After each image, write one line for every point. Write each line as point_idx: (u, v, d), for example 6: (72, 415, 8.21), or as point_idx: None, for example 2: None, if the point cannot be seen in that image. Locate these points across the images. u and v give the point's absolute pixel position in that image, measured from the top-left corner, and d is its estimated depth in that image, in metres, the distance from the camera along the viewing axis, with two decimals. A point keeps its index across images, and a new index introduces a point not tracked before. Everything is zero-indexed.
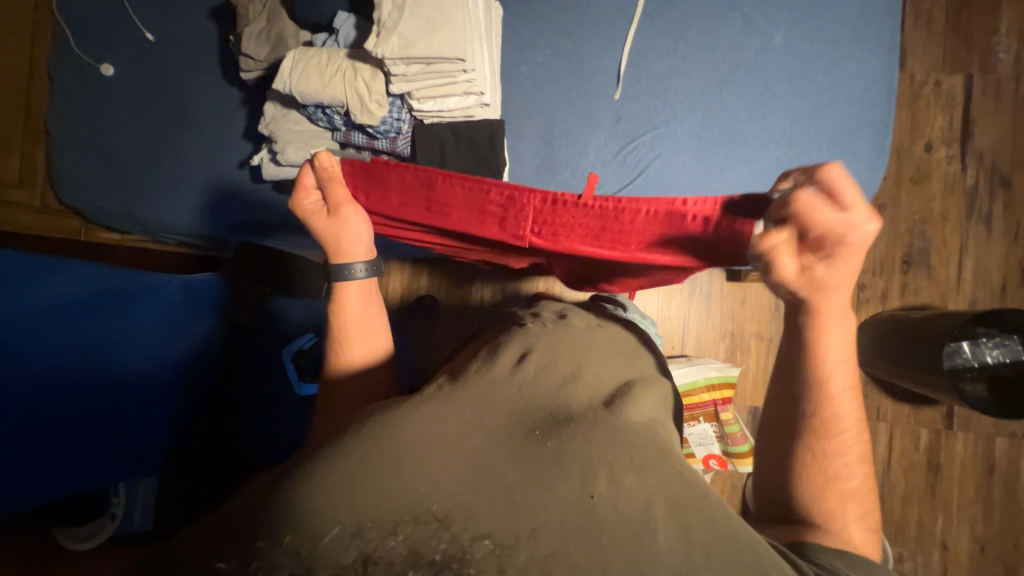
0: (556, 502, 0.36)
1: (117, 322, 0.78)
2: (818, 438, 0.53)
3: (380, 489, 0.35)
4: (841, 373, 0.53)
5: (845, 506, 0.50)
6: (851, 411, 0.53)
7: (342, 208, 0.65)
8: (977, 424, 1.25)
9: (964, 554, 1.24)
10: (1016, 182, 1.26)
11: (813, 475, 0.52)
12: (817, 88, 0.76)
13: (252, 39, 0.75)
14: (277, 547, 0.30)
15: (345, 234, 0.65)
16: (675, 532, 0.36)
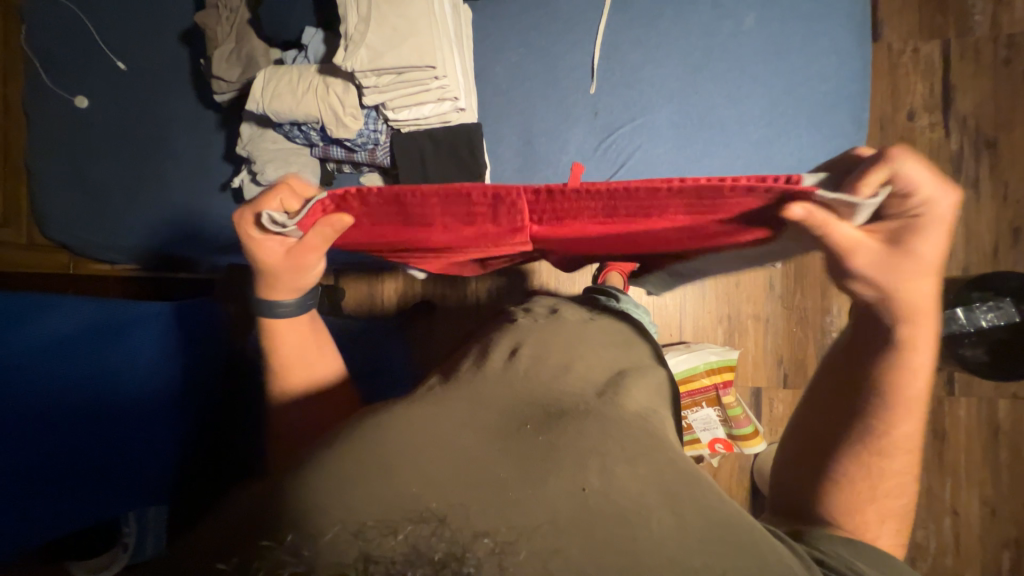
0: (550, 493, 0.36)
1: (112, 350, 0.78)
2: (877, 451, 0.50)
3: (378, 490, 0.35)
4: (918, 389, 0.50)
5: (880, 522, 0.49)
6: (912, 430, 0.51)
7: (305, 256, 0.57)
8: (979, 388, 1.25)
9: (975, 519, 1.24)
10: (1002, 144, 1.26)
11: (848, 485, 0.50)
12: (792, 67, 0.76)
13: (223, 61, 0.75)
14: (281, 548, 0.30)
15: (294, 279, 0.58)
16: (668, 520, 0.36)
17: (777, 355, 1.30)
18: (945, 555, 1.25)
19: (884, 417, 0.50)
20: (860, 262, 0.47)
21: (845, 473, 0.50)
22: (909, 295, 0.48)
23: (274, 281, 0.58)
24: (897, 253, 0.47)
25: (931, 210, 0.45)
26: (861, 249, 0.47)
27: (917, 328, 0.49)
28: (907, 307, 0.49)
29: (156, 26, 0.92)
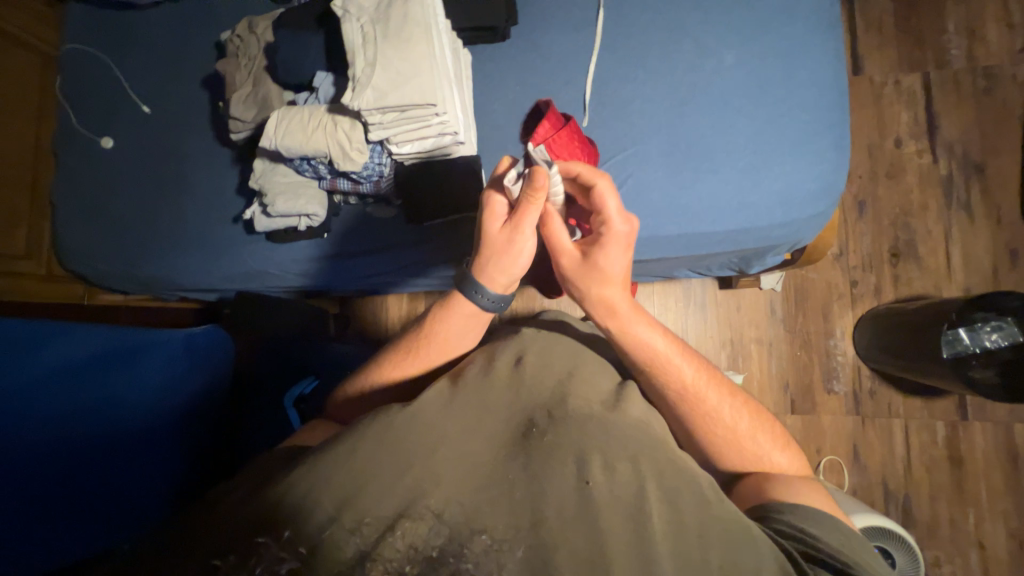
0: (553, 492, 0.39)
1: (120, 377, 0.81)
2: (684, 400, 0.60)
3: (380, 491, 0.38)
4: (661, 346, 0.60)
5: (760, 442, 0.59)
6: (689, 372, 0.60)
7: (519, 234, 0.60)
8: (992, 412, 1.22)
9: (1003, 552, 1.18)
10: (990, 169, 1.29)
11: (721, 431, 0.59)
12: (773, 99, 0.80)
13: (240, 103, 0.82)
14: (277, 542, 0.35)
15: (509, 260, 0.61)
16: (665, 514, 0.40)
17: (782, 380, 1.29)
18: None
19: (664, 382, 0.60)
20: (563, 265, 0.63)
21: (729, 444, 0.59)
22: (602, 297, 0.60)
23: (494, 266, 0.61)
24: (588, 262, 0.61)
25: (611, 231, 0.58)
26: (569, 256, 0.62)
27: (617, 321, 0.60)
28: (603, 305, 0.61)
29: (179, 74, 1.00)
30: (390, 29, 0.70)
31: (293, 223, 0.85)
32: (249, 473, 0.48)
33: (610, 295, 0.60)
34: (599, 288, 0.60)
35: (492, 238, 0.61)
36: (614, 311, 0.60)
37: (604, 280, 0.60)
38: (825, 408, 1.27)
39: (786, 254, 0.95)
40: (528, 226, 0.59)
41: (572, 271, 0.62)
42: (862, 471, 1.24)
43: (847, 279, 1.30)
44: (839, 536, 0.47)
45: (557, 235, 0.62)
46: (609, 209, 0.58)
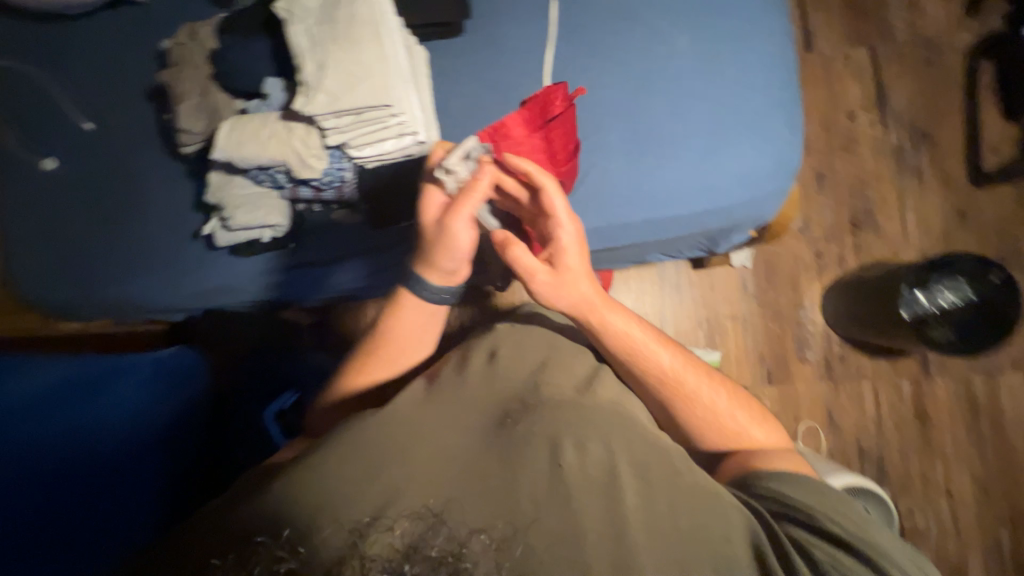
0: (526, 476, 0.41)
1: (95, 402, 0.78)
2: (665, 384, 0.61)
3: (361, 490, 0.39)
4: (637, 334, 0.62)
5: (740, 417, 0.60)
6: (665, 356, 0.62)
7: (453, 222, 0.60)
8: (952, 366, 1.29)
9: (970, 497, 1.26)
10: (936, 136, 1.35)
11: (701, 410, 0.60)
12: (727, 81, 0.81)
13: (188, 115, 0.78)
14: (276, 542, 0.35)
15: (441, 250, 0.61)
16: (637, 486, 0.42)
17: (758, 353, 1.33)
18: (947, 538, 1.25)
19: (643, 368, 0.61)
20: (537, 284, 0.63)
21: (711, 423, 0.60)
22: (578, 297, 0.62)
23: (428, 253, 0.62)
24: (557, 271, 0.62)
25: (563, 234, 0.61)
26: (540, 273, 0.62)
27: (595, 318, 0.62)
28: (577, 305, 0.62)
29: (121, 86, 0.95)
30: (338, 30, 0.69)
31: (256, 236, 0.82)
32: (236, 486, 0.48)
33: (585, 293, 0.62)
34: (573, 294, 0.62)
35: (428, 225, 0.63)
36: (592, 311, 0.62)
37: (576, 283, 0.62)
38: (800, 376, 1.32)
39: (751, 232, 0.98)
40: (461, 216, 0.60)
41: (547, 287, 0.62)
42: (838, 433, 1.30)
43: (812, 251, 1.35)
44: (812, 495, 0.50)
45: (521, 258, 0.62)
46: (561, 211, 0.61)
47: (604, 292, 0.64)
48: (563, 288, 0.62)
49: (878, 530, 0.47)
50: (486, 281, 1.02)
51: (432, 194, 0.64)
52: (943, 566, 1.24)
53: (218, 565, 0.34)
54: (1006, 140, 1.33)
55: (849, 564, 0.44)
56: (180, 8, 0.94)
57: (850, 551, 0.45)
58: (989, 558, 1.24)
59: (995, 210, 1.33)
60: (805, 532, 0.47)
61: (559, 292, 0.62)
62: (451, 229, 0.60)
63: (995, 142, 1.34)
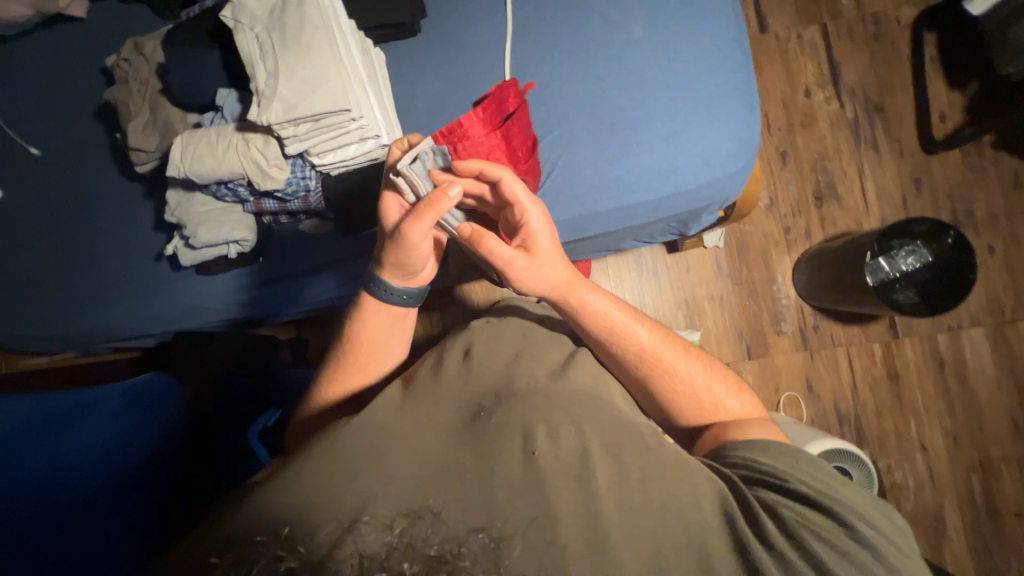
0: (502, 465, 0.42)
1: (71, 435, 0.76)
2: (644, 362, 0.62)
3: (345, 492, 0.40)
4: (613, 313, 0.63)
5: (717, 390, 0.62)
6: (642, 332, 0.63)
7: (413, 230, 0.58)
8: (918, 327, 1.35)
9: (943, 449, 1.32)
10: (888, 108, 1.40)
11: (679, 387, 0.62)
12: (683, 66, 0.83)
13: (139, 132, 0.76)
14: (274, 543, 0.35)
15: (395, 255, 0.60)
16: (609, 466, 0.44)
17: (736, 329, 1.36)
18: (925, 491, 1.31)
19: (623, 346, 0.62)
20: (516, 272, 0.63)
21: (689, 399, 0.62)
22: (554, 278, 0.63)
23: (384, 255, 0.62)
24: (532, 255, 0.63)
25: (530, 218, 0.62)
26: (518, 259, 0.62)
27: (574, 298, 0.63)
28: (555, 288, 0.64)
29: (66, 107, 0.91)
30: (287, 36, 0.67)
31: (221, 253, 0.80)
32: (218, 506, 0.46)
33: (561, 274, 0.63)
34: (551, 277, 0.63)
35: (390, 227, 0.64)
36: (570, 292, 0.63)
37: (552, 264, 0.63)
38: (777, 349, 1.36)
39: (718, 212, 1.00)
40: (420, 225, 0.58)
41: (526, 273, 0.62)
42: (817, 401, 1.34)
43: (780, 226, 1.38)
44: (785, 459, 0.52)
45: (495, 248, 0.62)
46: (524, 197, 0.62)
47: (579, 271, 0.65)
48: (540, 270, 0.63)
49: (848, 487, 0.49)
50: (464, 280, 1.02)
51: (393, 198, 0.64)
52: (923, 517, 1.30)
53: (217, 562, 0.34)
54: (954, 106, 1.39)
55: (821, 524, 0.46)
56: (123, 21, 0.90)
57: (822, 511, 0.47)
58: (964, 505, 1.30)
59: (948, 174, 1.39)
60: (775, 494, 0.48)
61: (535, 275, 0.63)
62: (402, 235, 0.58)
63: (944, 109, 1.39)
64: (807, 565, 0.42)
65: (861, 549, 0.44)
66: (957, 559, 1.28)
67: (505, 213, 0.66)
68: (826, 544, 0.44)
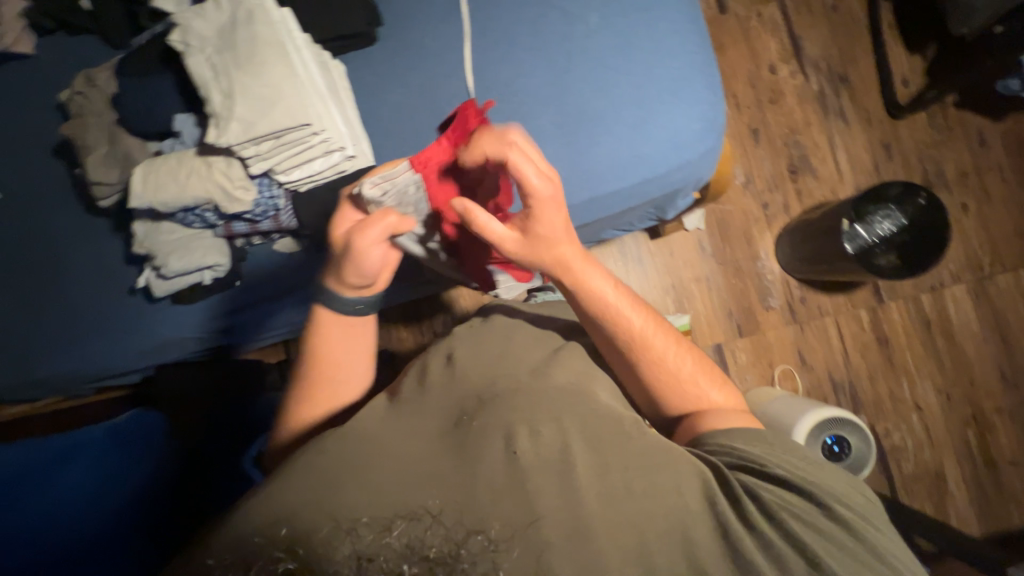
0: (482, 467, 0.42)
1: (64, 474, 0.75)
2: (637, 349, 0.61)
3: (329, 502, 0.39)
4: (615, 295, 0.62)
5: (700, 382, 0.61)
6: (640, 318, 0.62)
7: (360, 238, 0.58)
8: (902, 289, 1.37)
9: (937, 407, 1.34)
10: (852, 77, 1.42)
11: (662, 379, 0.61)
12: (643, 53, 0.83)
13: (99, 166, 0.75)
14: (272, 544, 0.35)
15: (345, 265, 0.59)
16: (591, 461, 0.45)
17: (725, 309, 1.37)
18: (924, 450, 1.32)
19: (620, 329, 0.61)
20: (509, 252, 0.63)
21: (670, 389, 0.61)
22: (558, 254, 0.61)
23: (336, 266, 0.60)
24: (529, 236, 0.61)
25: (538, 191, 0.57)
26: (508, 240, 0.62)
27: (572, 276, 0.62)
28: (557, 265, 0.62)
29: (23, 147, 0.89)
30: (239, 55, 0.66)
31: (195, 279, 0.79)
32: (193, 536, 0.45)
33: (563, 251, 0.61)
34: (551, 253, 0.61)
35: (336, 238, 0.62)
36: (571, 268, 0.62)
37: (552, 242, 0.61)
38: (768, 324, 1.37)
39: (695, 194, 1.00)
40: (367, 235, 0.58)
41: (519, 252, 0.62)
42: (811, 372, 1.35)
43: (758, 203, 1.40)
44: (762, 446, 0.52)
45: (489, 230, 0.62)
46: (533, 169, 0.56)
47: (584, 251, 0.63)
48: (541, 247, 0.61)
49: (822, 471, 0.50)
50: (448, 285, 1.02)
51: (348, 206, 0.65)
52: (924, 477, 1.31)
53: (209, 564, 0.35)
54: (915, 70, 1.42)
55: (799, 504, 0.46)
56: (73, 54, 0.89)
57: (800, 492, 0.47)
58: (963, 461, 1.32)
59: (916, 138, 1.41)
60: (755, 478, 0.49)
61: (539, 247, 0.61)
62: (354, 243, 0.58)
63: (905, 74, 1.42)
64: (786, 544, 0.43)
65: (839, 530, 0.45)
66: (960, 514, 1.30)
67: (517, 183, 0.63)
68: (805, 525, 0.44)
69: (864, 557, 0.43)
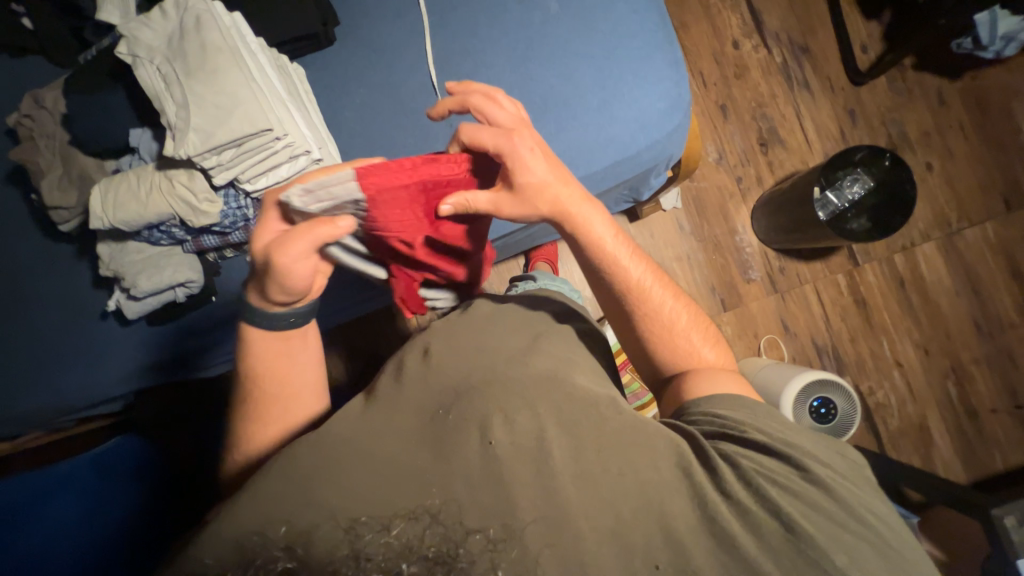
0: (461, 460, 0.44)
1: (40, 514, 0.77)
2: (636, 300, 0.62)
3: (315, 507, 0.40)
4: (614, 243, 0.62)
5: (694, 338, 0.63)
6: (638, 267, 0.63)
7: (288, 256, 0.53)
8: (875, 251, 1.40)
9: (916, 362, 1.38)
10: (813, 47, 1.44)
11: (655, 337, 0.63)
12: (604, 35, 0.83)
13: (55, 190, 0.73)
14: (268, 544, 0.36)
15: (271, 284, 0.55)
16: (566, 445, 0.46)
17: (708, 285, 1.39)
18: (907, 405, 1.37)
19: (620, 278, 0.62)
20: (506, 213, 0.60)
21: (660, 350, 0.63)
22: (556, 203, 0.60)
23: (262, 281, 0.56)
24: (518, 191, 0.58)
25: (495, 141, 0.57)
26: (502, 201, 0.60)
27: (572, 226, 0.62)
28: (559, 215, 0.61)
29: None
30: (191, 63, 0.65)
31: (169, 298, 0.77)
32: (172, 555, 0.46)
33: (558, 193, 0.59)
34: (548, 202, 0.60)
35: (257, 253, 0.56)
36: (567, 215, 0.61)
37: (544, 191, 0.59)
38: (750, 296, 1.39)
39: (667, 171, 1.01)
40: (294, 252, 0.53)
41: (516, 212, 0.60)
42: (795, 339, 1.38)
43: (732, 178, 1.41)
44: (745, 412, 0.53)
45: (473, 200, 0.59)
46: (489, 128, 0.58)
47: (578, 194, 0.62)
48: (533, 200, 0.59)
49: (802, 435, 0.51)
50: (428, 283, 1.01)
51: (273, 213, 0.57)
52: (909, 431, 1.36)
53: (209, 563, 0.37)
54: (872, 36, 1.45)
55: (775, 469, 0.47)
56: (20, 76, 0.85)
57: (779, 457, 0.49)
58: (945, 411, 1.37)
59: (878, 102, 1.44)
60: (733, 444, 0.50)
61: (533, 199, 0.59)
62: (281, 262, 0.53)
63: (864, 40, 1.44)
64: (764, 510, 0.44)
65: (819, 493, 0.46)
66: (946, 463, 1.35)
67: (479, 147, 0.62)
68: (782, 489, 0.46)
69: (839, 515, 0.45)
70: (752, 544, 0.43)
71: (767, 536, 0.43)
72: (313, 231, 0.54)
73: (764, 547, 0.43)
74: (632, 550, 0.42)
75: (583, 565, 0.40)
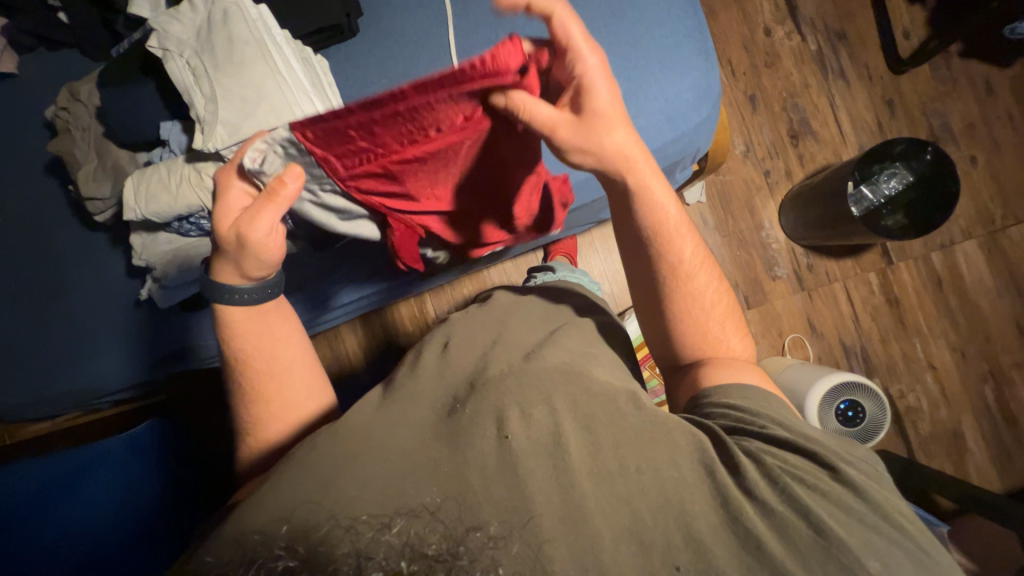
0: (475, 454, 0.44)
1: (79, 489, 0.83)
2: (676, 274, 0.61)
3: (331, 499, 0.41)
4: (671, 207, 0.61)
5: (724, 329, 0.62)
6: (689, 242, 0.61)
7: (251, 222, 0.57)
8: (911, 250, 1.34)
9: (951, 366, 1.32)
10: (850, 33, 1.37)
11: (689, 321, 0.61)
12: (630, 22, 0.81)
13: (90, 181, 0.75)
14: (274, 542, 0.39)
15: (246, 260, 0.59)
16: (583, 441, 0.46)
17: (732, 282, 1.36)
18: (940, 410, 1.31)
19: (664, 253, 0.61)
20: (563, 136, 0.56)
21: (685, 337, 0.62)
22: (613, 146, 0.58)
23: (231, 256, 0.59)
24: (582, 117, 0.57)
25: (587, 60, 0.55)
26: (561, 123, 0.56)
27: (636, 174, 0.59)
28: (620, 160, 0.59)
29: (17, 167, 0.89)
30: (219, 57, 0.65)
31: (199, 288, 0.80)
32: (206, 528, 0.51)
33: (619, 140, 0.58)
34: (609, 145, 0.58)
35: (224, 235, 0.59)
36: (630, 162, 0.59)
37: (608, 126, 0.57)
38: (775, 294, 1.35)
39: (694, 165, 0.98)
40: (258, 219, 0.57)
41: (572, 135, 0.57)
42: (822, 339, 1.34)
43: (759, 171, 1.37)
44: (765, 409, 0.52)
45: (535, 109, 0.56)
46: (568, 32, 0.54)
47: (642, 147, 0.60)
48: (597, 132, 0.57)
49: (817, 430, 0.50)
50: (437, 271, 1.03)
51: (231, 182, 0.61)
52: (941, 437, 1.30)
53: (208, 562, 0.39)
54: (916, 21, 1.37)
55: (800, 467, 0.46)
56: (59, 71, 0.88)
57: (803, 454, 0.47)
58: (980, 417, 1.31)
59: (919, 92, 1.37)
60: (755, 442, 0.48)
61: (599, 134, 0.57)
62: (251, 236, 0.57)
63: (907, 26, 1.37)
64: (790, 510, 0.43)
65: (845, 492, 0.44)
66: (980, 471, 1.29)
67: (559, 69, 0.58)
68: (808, 488, 0.44)
69: (865, 516, 0.43)
70: (777, 547, 0.42)
71: (795, 540, 0.42)
72: (270, 195, 0.58)
73: (789, 548, 0.42)
74: (651, 550, 0.41)
75: (597, 563, 0.40)
